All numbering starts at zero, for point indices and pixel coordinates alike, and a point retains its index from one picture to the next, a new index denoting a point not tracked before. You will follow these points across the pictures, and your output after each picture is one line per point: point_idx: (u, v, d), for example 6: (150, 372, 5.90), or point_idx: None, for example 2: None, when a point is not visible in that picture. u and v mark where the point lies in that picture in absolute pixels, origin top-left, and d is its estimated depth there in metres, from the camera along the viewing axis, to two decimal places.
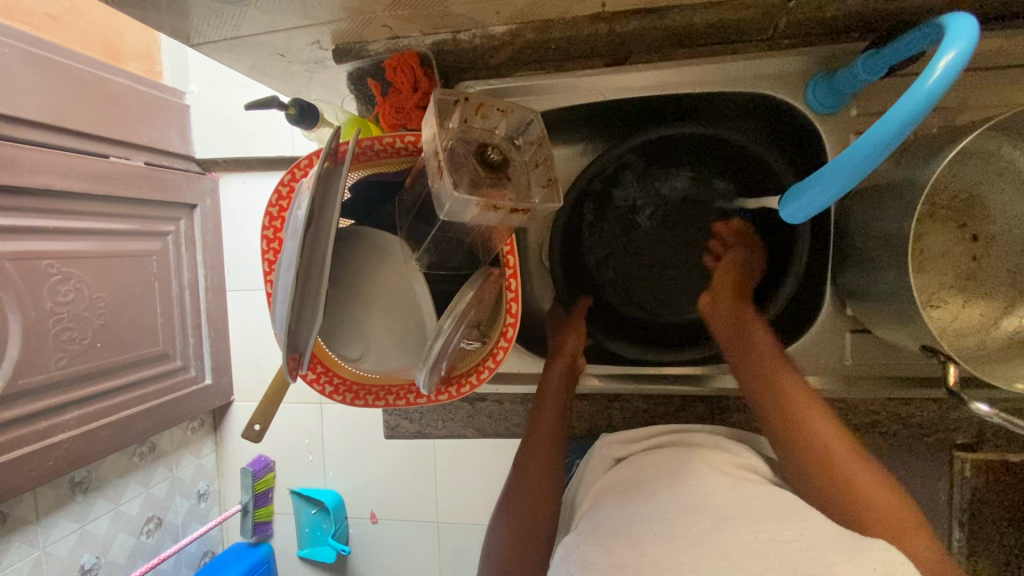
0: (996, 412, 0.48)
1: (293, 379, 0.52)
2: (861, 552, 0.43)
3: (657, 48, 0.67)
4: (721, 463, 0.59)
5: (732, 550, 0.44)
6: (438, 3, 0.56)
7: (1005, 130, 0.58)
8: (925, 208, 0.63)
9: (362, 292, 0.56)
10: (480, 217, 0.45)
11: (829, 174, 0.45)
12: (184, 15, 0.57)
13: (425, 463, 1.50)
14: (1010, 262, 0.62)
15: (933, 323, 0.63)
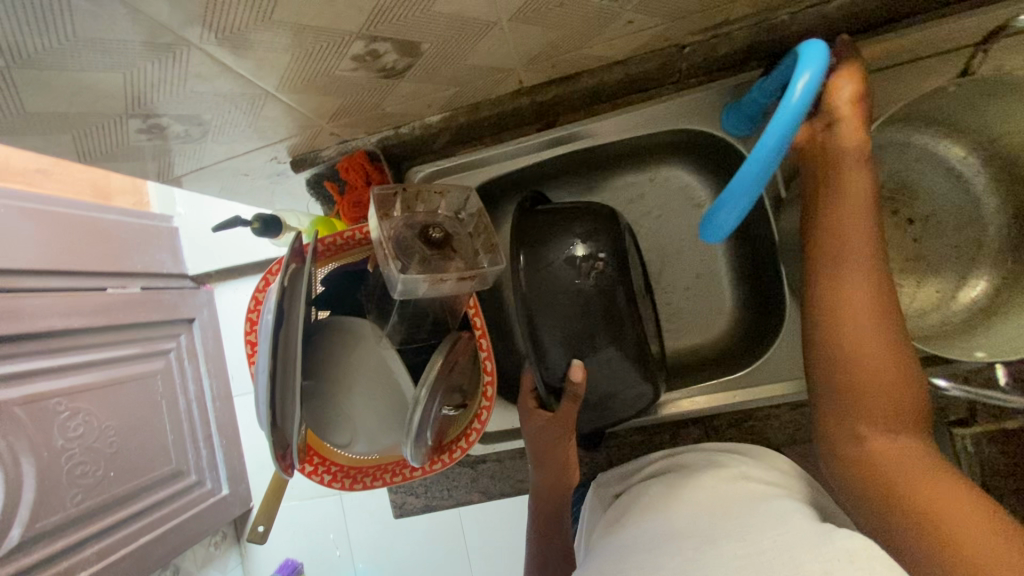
0: (956, 386, 0.52)
1: (286, 474, 0.53)
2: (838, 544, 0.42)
3: (579, 107, 0.73)
4: (716, 488, 0.58)
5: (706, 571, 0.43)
6: (374, 107, 0.64)
7: (906, 119, 0.62)
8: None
9: (342, 378, 0.59)
10: (430, 290, 0.49)
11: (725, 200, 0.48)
12: (152, 159, 0.64)
13: (455, 543, 1.45)
14: (950, 237, 0.66)
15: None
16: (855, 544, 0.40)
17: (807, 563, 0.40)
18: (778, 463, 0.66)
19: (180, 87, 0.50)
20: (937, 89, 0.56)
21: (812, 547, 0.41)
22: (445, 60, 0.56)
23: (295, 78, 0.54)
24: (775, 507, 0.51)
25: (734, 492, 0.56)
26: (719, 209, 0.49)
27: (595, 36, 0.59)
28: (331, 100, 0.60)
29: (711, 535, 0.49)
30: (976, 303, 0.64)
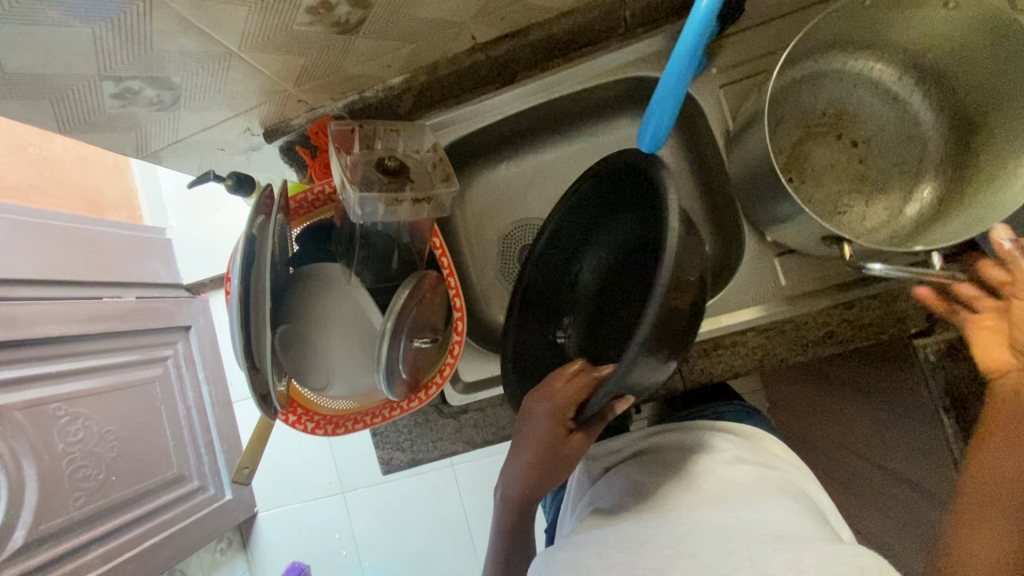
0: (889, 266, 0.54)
1: (264, 407, 0.56)
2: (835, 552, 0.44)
3: (535, 63, 0.77)
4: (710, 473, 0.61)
5: (696, 550, 0.47)
6: (337, 68, 0.68)
7: (837, 46, 0.65)
8: (789, 148, 0.70)
9: (316, 321, 0.62)
10: (389, 211, 0.53)
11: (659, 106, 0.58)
12: (128, 130, 0.67)
13: (456, 527, 1.52)
14: (893, 157, 0.68)
15: (841, 228, 0.68)
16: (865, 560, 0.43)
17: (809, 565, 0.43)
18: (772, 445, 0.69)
19: (147, 44, 0.54)
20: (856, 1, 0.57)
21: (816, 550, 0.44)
22: (398, 12, 0.60)
23: (256, 35, 0.57)
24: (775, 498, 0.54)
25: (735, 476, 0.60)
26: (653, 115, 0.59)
27: None
28: (294, 60, 0.64)
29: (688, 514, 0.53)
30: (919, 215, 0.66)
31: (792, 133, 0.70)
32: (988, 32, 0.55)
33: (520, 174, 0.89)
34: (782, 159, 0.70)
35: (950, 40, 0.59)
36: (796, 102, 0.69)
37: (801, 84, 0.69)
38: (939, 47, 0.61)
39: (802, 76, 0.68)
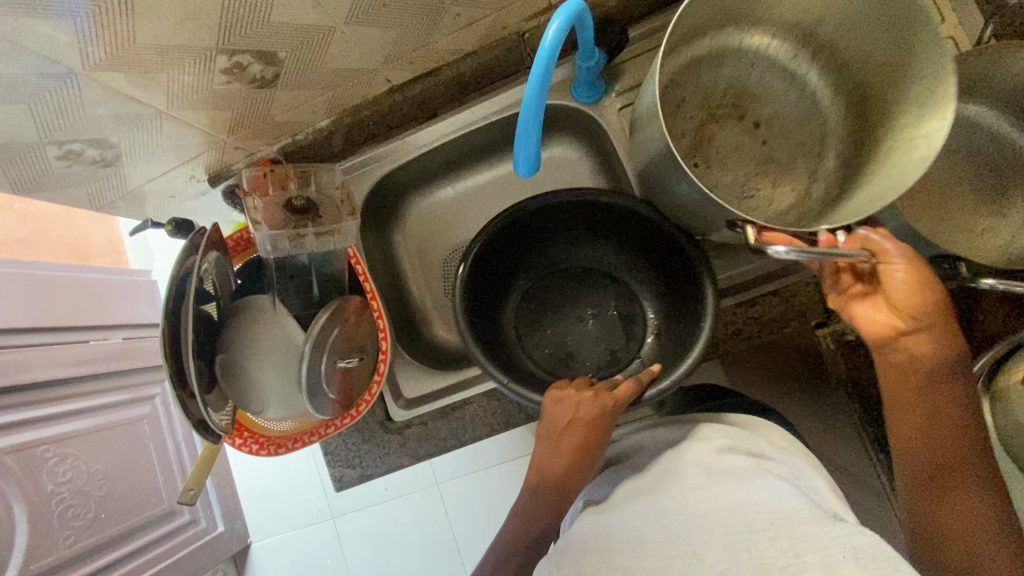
0: (793, 249, 0.53)
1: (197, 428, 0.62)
2: (835, 535, 0.43)
3: (454, 99, 0.85)
4: (699, 461, 0.59)
5: (699, 546, 0.45)
6: (265, 117, 0.75)
7: (733, 23, 0.70)
8: (691, 130, 0.75)
9: (247, 349, 0.67)
10: (295, 246, 0.73)
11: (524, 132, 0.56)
12: (79, 187, 0.74)
13: (445, 550, 1.47)
14: (794, 136, 0.75)
15: (744, 207, 0.73)
16: (856, 543, 0.42)
17: (805, 554, 0.42)
18: (772, 434, 0.67)
19: (81, 112, 0.60)
20: None
21: (812, 539, 0.43)
22: (310, 65, 0.67)
23: (182, 94, 0.64)
24: (764, 484, 0.52)
25: (722, 462, 0.58)
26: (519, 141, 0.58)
27: (434, 32, 0.70)
28: (222, 114, 0.71)
29: (688, 510, 0.50)
30: (821, 191, 0.72)
31: (695, 116, 0.74)
32: (874, 8, 0.61)
33: (453, 200, 0.96)
34: (687, 144, 0.75)
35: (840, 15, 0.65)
36: (697, 81, 0.74)
37: (702, 66, 0.73)
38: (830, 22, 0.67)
39: (704, 54, 0.72)
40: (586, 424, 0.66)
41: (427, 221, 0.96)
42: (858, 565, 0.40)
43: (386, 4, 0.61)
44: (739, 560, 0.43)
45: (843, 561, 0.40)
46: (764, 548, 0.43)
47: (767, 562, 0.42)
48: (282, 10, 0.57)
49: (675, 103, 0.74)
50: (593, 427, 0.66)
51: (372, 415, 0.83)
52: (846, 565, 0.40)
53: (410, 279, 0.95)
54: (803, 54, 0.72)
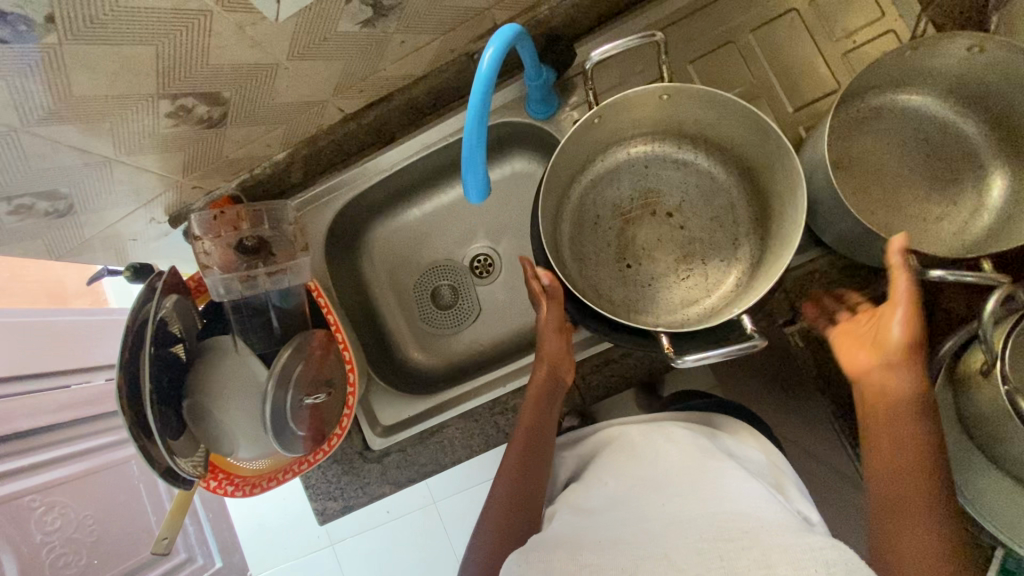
0: (683, 360, 0.57)
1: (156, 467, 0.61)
2: (803, 545, 0.41)
3: (410, 122, 0.85)
4: (670, 465, 0.57)
5: (669, 551, 0.43)
6: (220, 155, 0.74)
7: (605, 147, 0.75)
8: (613, 238, 0.76)
9: (211, 390, 0.66)
10: (248, 288, 0.74)
11: (469, 155, 0.55)
12: (35, 239, 0.73)
13: None
14: (707, 213, 0.75)
15: (683, 303, 0.73)
16: (827, 556, 0.40)
17: (778, 565, 0.40)
18: (740, 431, 0.67)
19: (25, 167, 0.60)
20: (587, 122, 0.67)
21: (784, 551, 0.41)
22: (258, 100, 0.67)
23: (130, 140, 0.64)
24: (742, 493, 0.51)
25: (694, 467, 0.56)
26: (465, 167, 0.56)
27: (382, 60, 0.70)
28: (175, 155, 0.70)
29: (657, 515, 0.50)
30: (750, 258, 0.72)
31: (612, 226, 0.76)
32: (705, 102, 0.66)
33: (419, 221, 0.95)
34: (614, 251, 0.75)
35: (689, 115, 0.70)
36: (603, 197, 0.77)
37: (598, 179, 0.77)
38: (689, 119, 0.71)
39: (596, 177, 0.77)
40: (536, 395, 0.67)
41: (394, 243, 0.96)
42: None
43: (327, 37, 0.61)
44: (708, 565, 0.41)
45: (812, 571, 0.39)
46: (733, 553, 0.42)
47: (737, 568, 0.40)
48: (221, 52, 0.57)
49: (591, 222, 0.77)
50: (541, 399, 0.67)
51: (350, 445, 0.82)
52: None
53: (383, 304, 0.95)
54: (685, 145, 0.76)
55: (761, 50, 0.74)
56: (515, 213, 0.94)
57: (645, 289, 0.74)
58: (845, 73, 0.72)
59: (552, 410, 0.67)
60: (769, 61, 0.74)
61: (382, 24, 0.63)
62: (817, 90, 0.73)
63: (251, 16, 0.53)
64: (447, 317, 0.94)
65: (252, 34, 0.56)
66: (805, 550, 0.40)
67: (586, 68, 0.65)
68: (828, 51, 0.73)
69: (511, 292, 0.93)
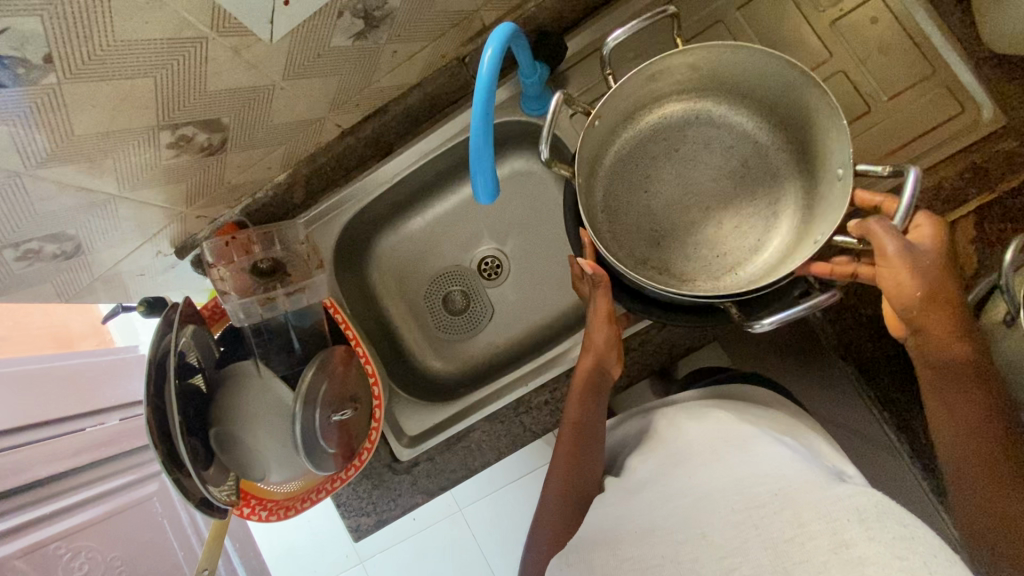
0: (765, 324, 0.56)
1: (191, 498, 0.60)
2: (835, 500, 0.41)
3: (407, 130, 0.84)
4: (699, 441, 0.57)
5: (708, 528, 0.43)
6: (222, 181, 0.74)
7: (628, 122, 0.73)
8: (650, 222, 0.71)
9: (236, 417, 0.66)
10: (268, 310, 0.76)
11: (478, 157, 0.54)
12: (44, 284, 0.73)
13: None
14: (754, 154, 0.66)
15: (734, 276, 0.68)
16: (857, 504, 0.40)
17: (811, 523, 0.40)
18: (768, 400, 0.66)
19: (32, 211, 0.59)
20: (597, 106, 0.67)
21: (813, 507, 0.41)
22: (255, 122, 0.67)
23: (133, 175, 0.64)
24: (772, 455, 0.51)
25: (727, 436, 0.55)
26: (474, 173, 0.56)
27: (376, 71, 0.70)
28: (178, 186, 0.71)
29: (693, 489, 0.49)
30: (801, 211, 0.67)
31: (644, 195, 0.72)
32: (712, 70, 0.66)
33: (424, 229, 0.95)
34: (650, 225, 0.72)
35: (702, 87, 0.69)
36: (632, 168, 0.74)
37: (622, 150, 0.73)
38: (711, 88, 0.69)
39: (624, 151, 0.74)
40: (581, 386, 0.65)
41: (402, 253, 0.95)
42: (864, 527, 0.38)
43: (321, 53, 0.61)
44: (746, 535, 0.41)
45: (848, 525, 0.38)
46: (768, 519, 0.42)
47: (773, 535, 0.40)
48: (217, 77, 0.56)
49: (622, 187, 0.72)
50: (587, 391, 0.65)
51: (377, 459, 0.82)
52: (853, 530, 0.38)
53: (395, 315, 0.94)
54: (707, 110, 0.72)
55: (749, 28, 0.75)
56: (518, 213, 0.94)
57: (690, 264, 0.70)
58: (835, 43, 0.73)
59: (600, 404, 0.65)
60: (758, 35, 0.75)
61: (375, 34, 0.63)
62: (809, 61, 0.73)
63: (245, 38, 0.54)
64: (462, 322, 0.94)
65: (247, 57, 0.56)
66: (840, 506, 0.40)
67: (603, 54, 0.63)
68: (816, 22, 0.73)
69: (523, 292, 0.93)
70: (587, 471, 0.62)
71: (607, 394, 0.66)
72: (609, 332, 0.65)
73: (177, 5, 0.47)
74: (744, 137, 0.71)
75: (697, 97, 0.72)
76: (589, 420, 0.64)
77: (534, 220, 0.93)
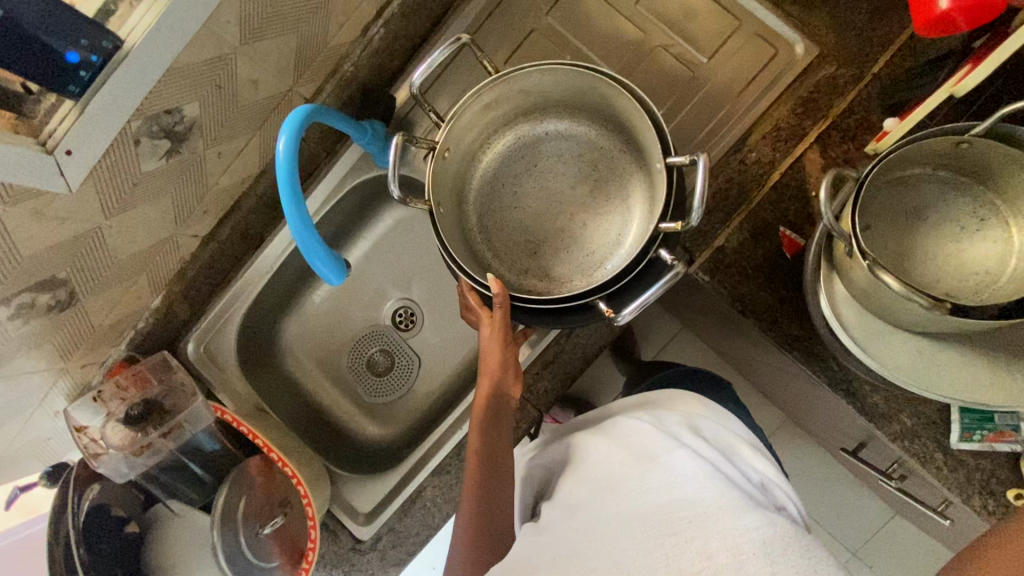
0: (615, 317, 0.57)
1: None
2: (737, 517, 0.41)
3: (273, 215, 0.83)
4: (612, 456, 0.54)
5: (617, 556, 0.42)
6: (91, 326, 0.72)
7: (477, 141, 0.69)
8: (524, 233, 0.69)
9: (167, 560, 0.68)
10: (150, 458, 0.66)
11: (305, 246, 0.56)
12: None
13: None
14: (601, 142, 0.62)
15: (603, 270, 0.66)
16: (763, 534, 0.40)
17: (716, 555, 0.39)
18: (677, 402, 0.62)
19: None
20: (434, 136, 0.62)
21: (720, 534, 0.40)
22: (98, 264, 0.65)
23: None
24: (682, 462, 0.49)
25: (632, 442, 0.54)
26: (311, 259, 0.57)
27: (209, 174, 0.69)
28: (44, 348, 0.68)
29: (612, 516, 0.47)
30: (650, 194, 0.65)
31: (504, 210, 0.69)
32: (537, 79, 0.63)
33: (327, 301, 0.94)
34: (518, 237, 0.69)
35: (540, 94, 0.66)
36: (489, 185, 0.70)
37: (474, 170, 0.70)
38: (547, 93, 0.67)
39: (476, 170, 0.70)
40: (481, 414, 0.58)
41: (312, 331, 0.94)
42: (767, 559, 0.38)
43: (138, 182, 0.60)
44: (656, 563, 0.41)
45: (751, 557, 0.39)
46: (679, 549, 0.41)
47: (683, 569, 0.40)
48: (30, 241, 0.55)
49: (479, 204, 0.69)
50: (487, 418, 0.58)
51: (339, 546, 0.80)
52: (755, 562, 0.38)
53: (324, 394, 0.93)
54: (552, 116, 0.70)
55: (563, 29, 0.77)
56: (413, 258, 0.93)
57: (567, 268, 0.67)
58: (646, 21, 0.75)
59: (502, 433, 0.59)
60: (572, 32, 0.77)
61: (188, 146, 0.62)
62: (626, 44, 0.76)
63: (42, 197, 0.52)
64: (391, 382, 0.93)
65: (53, 212, 0.54)
66: (743, 528, 0.40)
67: (415, 95, 0.59)
68: (621, 5, 0.75)
69: (441, 332, 0.93)
70: (502, 505, 0.56)
71: (509, 419, 0.60)
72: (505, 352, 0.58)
73: None
74: (589, 140, 0.69)
75: (539, 113, 0.69)
76: (495, 450, 0.57)
77: (430, 261, 0.93)
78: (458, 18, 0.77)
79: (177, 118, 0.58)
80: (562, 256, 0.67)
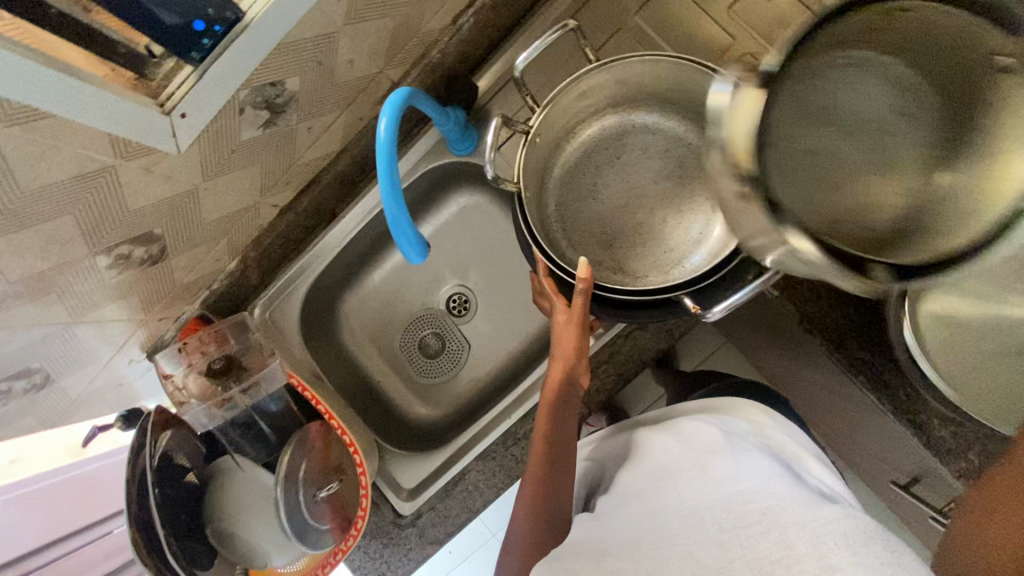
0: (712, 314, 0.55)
1: None
2: (814, 513, 0.41)
3: (346, 192, 0.86)
4: (677, 455, 0.55)
5: (693, 545, 0.42)
6: (173, 282, 0.76)
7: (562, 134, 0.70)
8: (603, 225, 0.69)
9: (227, 511, 0.70)
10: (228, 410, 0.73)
11: (394, 219, 0.56)
12: (24, 417, 0.74)
13: None
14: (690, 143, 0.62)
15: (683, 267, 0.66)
16: (845, 527, 0.39)
17: (797, 544, 0.39)
18: (746, 409, 0.62)
19: None
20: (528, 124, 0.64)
21: (800, 527, 0.40)
22: (189, 224, 0.68)
23: (81, 302, 0.65)
24: (752, 466, 0.49)
25: (699, 445, 0.55)
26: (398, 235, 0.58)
27: (296, 147, 0.72)
28: (130, 299, 0.72)
29: (677, 506, 0.47)
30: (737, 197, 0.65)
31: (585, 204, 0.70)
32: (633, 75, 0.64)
33: (385, 280, 0.96)
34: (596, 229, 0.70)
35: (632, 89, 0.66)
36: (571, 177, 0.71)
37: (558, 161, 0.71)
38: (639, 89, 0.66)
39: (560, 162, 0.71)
40: (549, 402, 0.60)
41: (369, 308, 0.96)
42: (852, 552, 0.38)
43: (235, 149, 0.63)
44: (733, 556, 0.40)
45: (834, 549, 0.38)
46: (757, 540, 0.41)
47: (760, 555, 0.40)
48: (136, 195, 0.58)
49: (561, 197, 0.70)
50: (555, 406, 0.60)
51: (380, 518, 0.83)
52: (840, 555, 0.38)
53: (374, 370, 0.96)
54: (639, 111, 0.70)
55: (650, 30, 0.76)
56: (473, 246, 0.94)
57: (644, 264, 0.68)
58: (736, 27, 0.74)
59: (568, 421, 0.60)
60: (659, 33, 0.76)
61: (283, 118, 0.65)
62: (713, 50, 0.74)
63: (153, 155, 0.55)
64: (440, 364, 0.95)
65: (160, 170, 0.57)
66: (825, 523, 0.40)
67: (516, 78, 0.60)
68: (713, 9, 0.74)
69: (493, 322, 0.94)
70: (563, 493, 0.58)
71: (575, 408, 0.61)
72: (580, 340, 0.59)
73: (75, 144, 0.48)
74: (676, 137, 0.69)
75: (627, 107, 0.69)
76: (561, 438, 0.59)
77: (489, 251, 0.94)
78: (546, 13, 0.78)
79: (279, 91, 0.60)
80: (639, 252, 0.68)
